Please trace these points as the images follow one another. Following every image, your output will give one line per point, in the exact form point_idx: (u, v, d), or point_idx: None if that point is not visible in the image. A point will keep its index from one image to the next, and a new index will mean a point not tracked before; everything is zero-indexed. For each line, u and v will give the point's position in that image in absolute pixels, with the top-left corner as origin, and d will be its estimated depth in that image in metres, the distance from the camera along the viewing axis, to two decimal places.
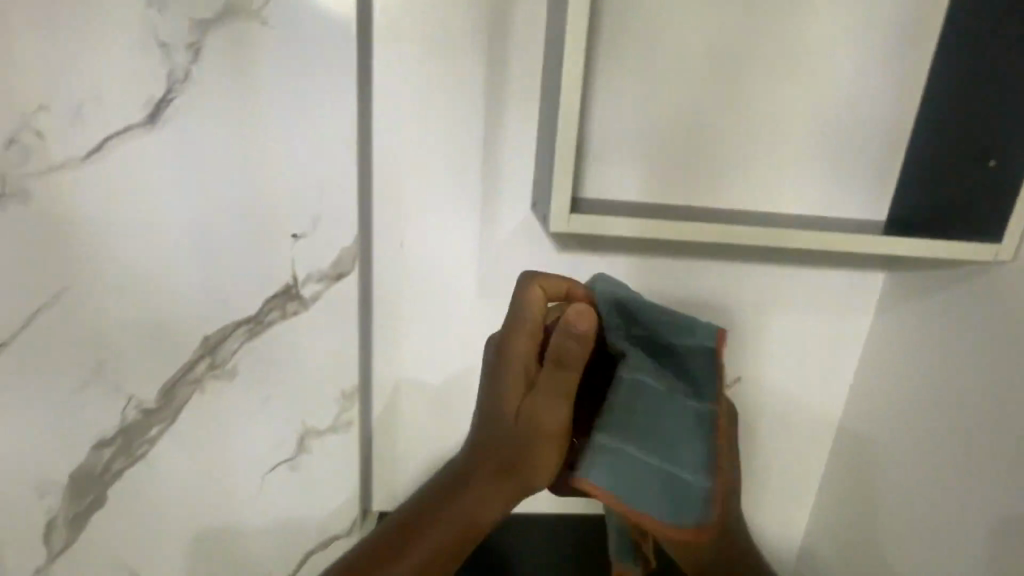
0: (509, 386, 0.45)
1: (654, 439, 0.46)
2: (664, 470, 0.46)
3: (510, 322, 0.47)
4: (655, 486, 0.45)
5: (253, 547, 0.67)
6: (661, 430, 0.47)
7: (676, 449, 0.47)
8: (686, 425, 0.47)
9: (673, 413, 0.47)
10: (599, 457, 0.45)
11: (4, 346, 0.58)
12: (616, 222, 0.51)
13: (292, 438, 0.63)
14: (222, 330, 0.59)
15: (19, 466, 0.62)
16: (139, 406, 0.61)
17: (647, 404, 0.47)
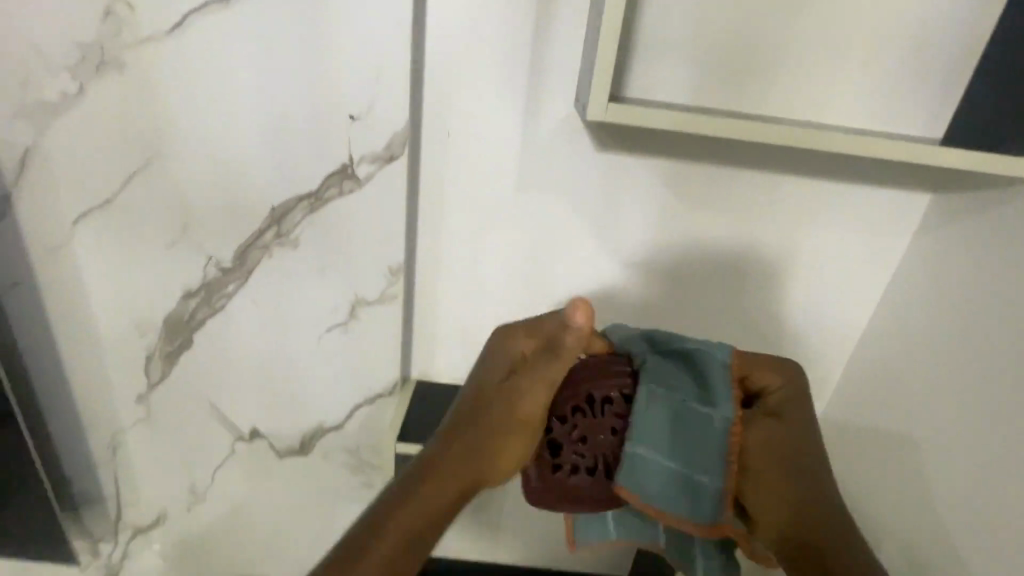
0: (495, 374, 0.54)
1: (684, 444, 0.52)
2: (697, 476, 0.52)
3: (508, 327, 0.56)
4: (683, 491, 0.52)
5: (308, 397, 0.79)
6: (690, 437, 0.52)
7: (704, 459, 0.52)
8: (710, 437, 0.52)
9: (700, 425, 0.52)
10: (634, 465, 0.51)
11: (109, 202, 0.67)
12: (655, 115, 0.53)
13: (345, 305, 0.72)
14: (287, 203, 0.66)
15: (124, 308, 0.74)
16: (217, 265, 0.70)
17: (674, 414, 0.52)
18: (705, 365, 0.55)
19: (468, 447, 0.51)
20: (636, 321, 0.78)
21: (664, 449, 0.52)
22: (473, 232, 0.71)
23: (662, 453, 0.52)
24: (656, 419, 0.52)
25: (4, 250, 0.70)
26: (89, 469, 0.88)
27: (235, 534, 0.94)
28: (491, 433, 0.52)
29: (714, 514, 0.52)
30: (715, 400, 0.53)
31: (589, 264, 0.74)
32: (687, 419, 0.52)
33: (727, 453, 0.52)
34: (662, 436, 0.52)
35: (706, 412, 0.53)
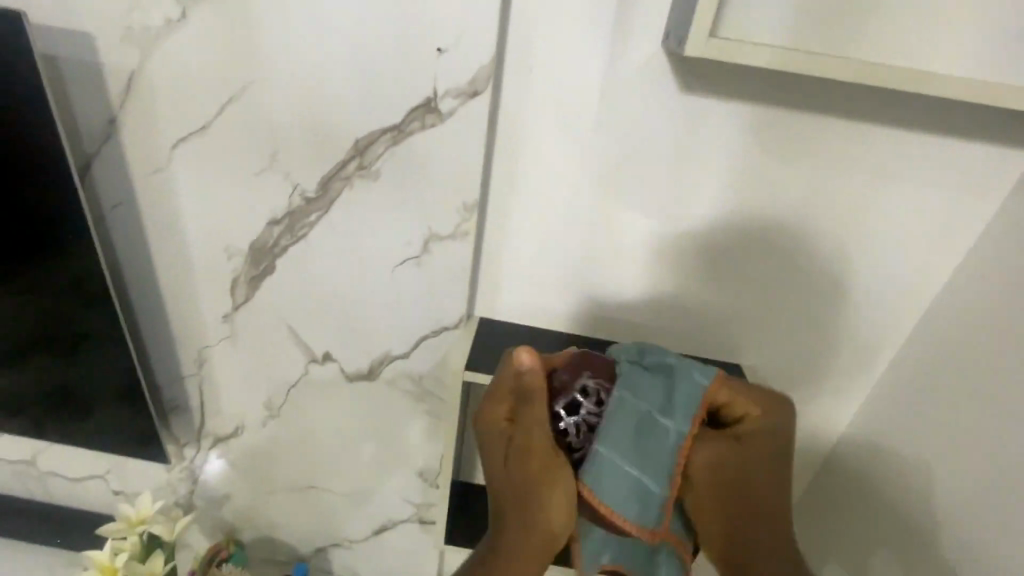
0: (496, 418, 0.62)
1: (644, 453, 0.59)
2: (643, 480, 0.59)
3: (483, 414, 0.63)
4: (635, 494, 0.59)
5: (378, 325, 0.84)
6: (648, 445, 0.60)
7: (654, 465, 0.60)
8: (666, 442, 0.60)
9: (657, 432, 0.60)
10: (595, 475, 0.59)
11: (205, 129, 0.71)
12: (757, 49, 0.51)
13: (419, 240, 0.75)
14: (371, 135, 0.68)
15: (215, 232, 0.79)
16: (302, 195, 0.74)
17: (637, 421, 0.59)
18: (677, 380, 0.62)
19: (513, 522, 0.60)
20: (699, 270, 0.78)
21: (627, 453, 0.59)
22: (545, 174, 0.72)
23: (623, 459, 0.59)
24: (621, 428, 0.59)
25: (111, 170, 0.75)
26: (177, 381, 0.96)
27: (304, 448, 1.02)
28: (526, 495, 0.59)
29: (655, 518, 0.60)
30: (675, 413, 0.60)
31: (658, 210, 0.74)
32: (653, 428, 0.60)
33: (671, 459, 0.60)
34: (632, 441, 0.59)
35: (667, 423, 0.60)
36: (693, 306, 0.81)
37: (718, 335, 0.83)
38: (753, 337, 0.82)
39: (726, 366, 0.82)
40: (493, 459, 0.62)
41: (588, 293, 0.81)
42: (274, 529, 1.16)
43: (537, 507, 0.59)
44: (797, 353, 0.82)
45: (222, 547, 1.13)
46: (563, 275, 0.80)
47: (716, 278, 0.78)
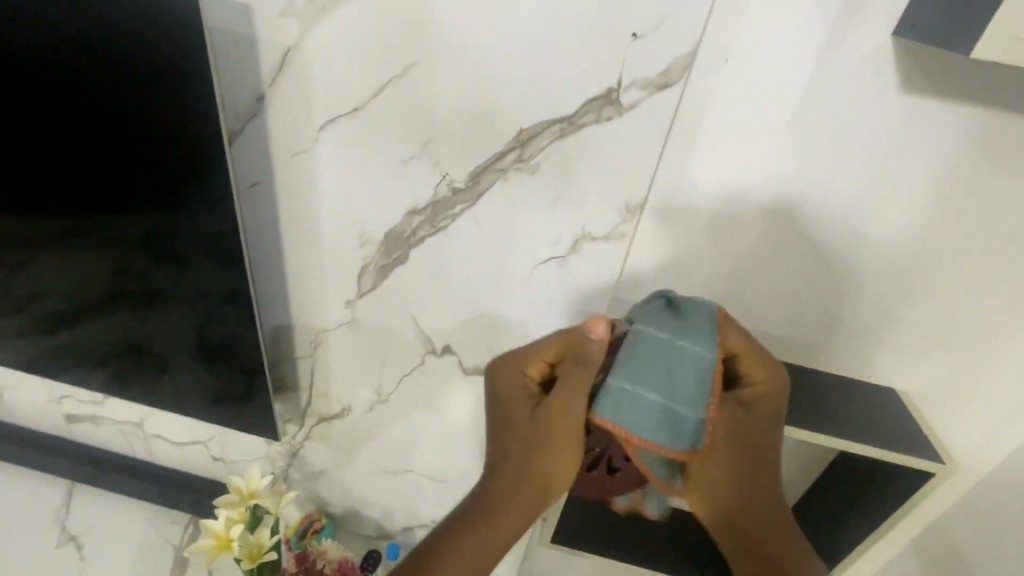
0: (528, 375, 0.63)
1: (667, 382, 0.56)
2: (667, 405, 0.56)
3: (513, 356, 0.64)
4: (662, 420, 0.56)
5: (507, 323, 0.81)
6: (669, 369, 0.56)
7: (684, 390, 0.56)
8: (689, 372, 0.56)
9: (678, 362, 0.56)
10: (625, 404, 0.56)
11: (357, 112, 0.67)
12: None
13: (569, 238, 0.71)
14: (536, 127, 0.64)
15: (350, 219, 0.76)
16: (450, 185, 0.70)
17: (660, 349, 0.57)
18: (690, 316, 0.59)
19: (512, 481, 0.60)
20: (872, 289, 0.71)
21: (651, 383, 0.56)
22: (717, 175, 0.66)
23: (644, 383, 0.56)
24: (648, 354, 0.57)
25: (253, 150, 0.72)
26: (289, 362, 0.96)
27: (408, 433, 1.01)
28: (538, 439, 0.60)
29: (690, 441, 0.57)
30: (699, 342, 0.57)
31: (837, 220, 0.67)
32: (675, 355, 0.57)
33: (698, 386, 0.56)
34: (653, 369, 0.56)
35: (691, 349, 0.57)
36: (855, 326, 0.74)
37: (876, 358, 0.76)
38: (918, 362, 0.75)
39: (874, 389, 0.77)
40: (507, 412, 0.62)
41: (738, 303, 0.75)
42: (365, 506, 1.18)
43: (541, 458, 0.60)
44: (968, 385, 0.75)
45: (313, 520, 1.15)
46: (714, 283, 0.74)
47: (890, 299, 0.71)
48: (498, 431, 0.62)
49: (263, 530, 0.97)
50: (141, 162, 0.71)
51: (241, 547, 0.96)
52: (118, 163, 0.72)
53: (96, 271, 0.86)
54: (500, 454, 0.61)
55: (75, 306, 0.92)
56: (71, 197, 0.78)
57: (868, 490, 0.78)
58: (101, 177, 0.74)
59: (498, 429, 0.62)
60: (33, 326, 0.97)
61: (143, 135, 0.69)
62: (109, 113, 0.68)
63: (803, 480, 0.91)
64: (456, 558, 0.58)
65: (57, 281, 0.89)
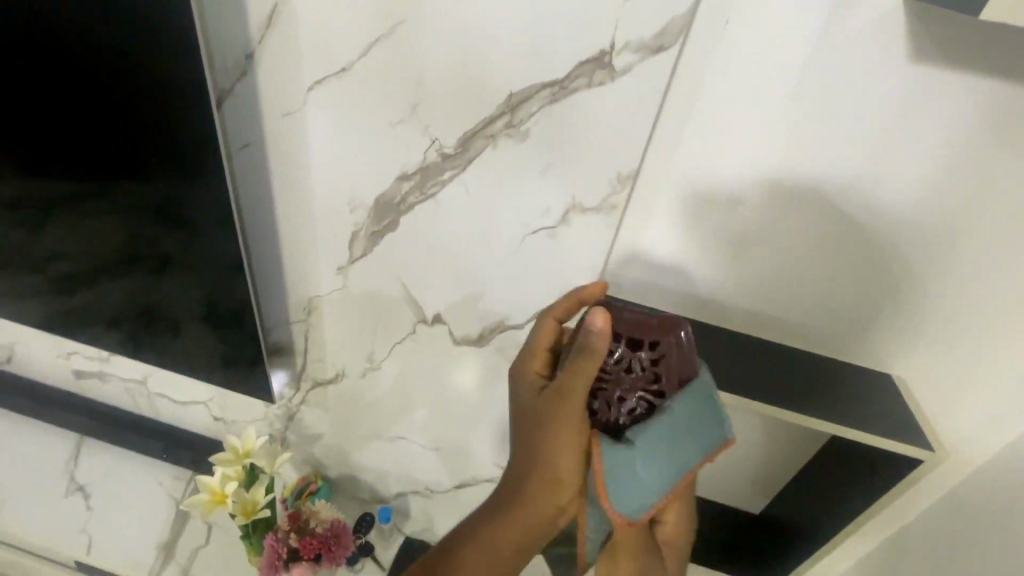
0: (541, 356, 0.62)
1: (652, 472, 0.54)
2: (643, 482, 0.54)
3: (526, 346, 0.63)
4: (633, 482, 0.54)
5: (496, 292, 0.80)
6: (662, 466, 0.54)
7: (656, 485, 0.55)
8: (682, 459, 0.55)
9: (680, 463, 0.55)
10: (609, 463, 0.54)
11: (345, 72, 0.66)
12: None
13: (560, 209, 0.70)
14: (527, 91, 0.62)
15: (340, 182, 0.75)
16: (439, 150, 0.68)
17: (667, 444, 0.54)
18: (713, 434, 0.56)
19: (531, 469, 0.58)
20: (871, 270, 0.69)
21: (642, 462, 0.54)
22: (712, 145, 0.64)
23: (638, 460, 0.54)
24: (655, 442, 0.54)
25: (243, 109, 0.71)
26: (284, 327, 0.96)
27: (400, 401, 1.02)
28: (544, 429, 0.56)
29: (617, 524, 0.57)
30: (694, 456, 0.56)
31: (839, 198, 0.65)
32: (676, 459, 0.55)
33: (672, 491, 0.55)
34: (653, 457, 0.54)
35: (690, 463, 0.56)
36: (852, 308, 0.72)
37: (871, 342, 0.74)
38: (915, 347, 0.73)
39: (870, 374, 0.76)
40: (518, 401, 0.61)
41: (732, 280, 0.74)
42: (360, 471, 1.20)
43: (548, 449, 0.56)
44: (969, 372, 0.72)
45: (310, 482, 1.16)
46: (708, 258, 0.72)
47: (890, 281, 0.69)
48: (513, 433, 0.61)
49: (257, 488, 1.00)
50: (132, 118, 0.71)
51: (236, 503, 0.99)
52: (112, 119, 0.72)
53: (96, 228, 0.87)
54: (518, 445, 0.60)
55: (77, 262, 0.93)
56: (70, 151, 0.78)
57: (856, 476, 0.77)
58: (95, 134, 0.75)
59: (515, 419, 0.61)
60: (39, 282, 0.99)
61: (134, 91, 0.68)
62: (102, 67, 0.68)
63: (803, 452, 0.89)
64: (491, 529, 0.59)
65: (60, 237, 0.90)
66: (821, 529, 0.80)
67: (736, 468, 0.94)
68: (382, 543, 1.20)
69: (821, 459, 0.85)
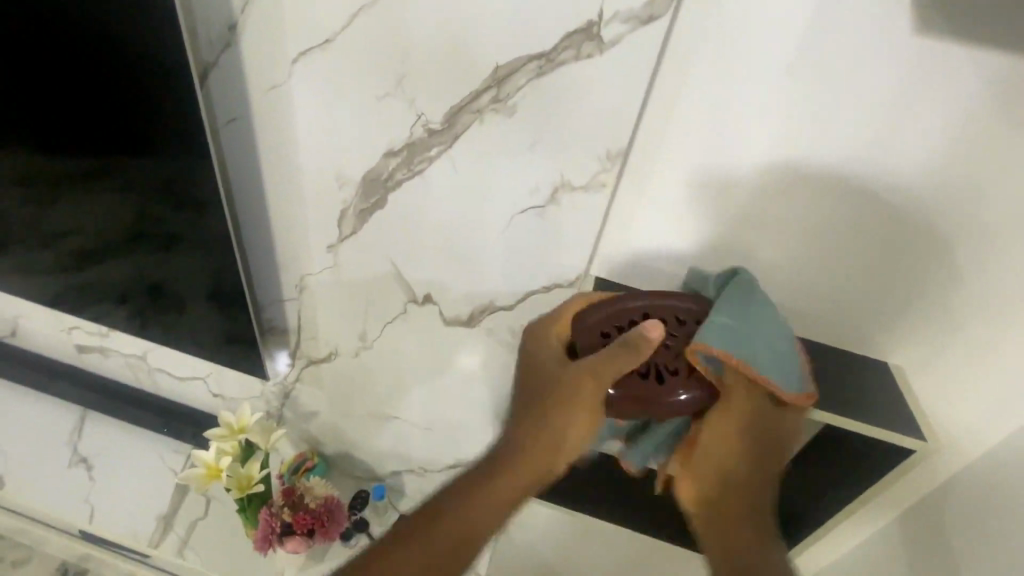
0: (560, 330, 0.62)
1: (751, 338, 0.58)
2: (746, 343, 0.57)
3: (554, 313, 0.63)
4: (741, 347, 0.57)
5: (486, 272, 0.79)
6: (759, 333, 0.59)
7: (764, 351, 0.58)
8: (773, 335, 0.59)
9: (773, 332, 0.60)
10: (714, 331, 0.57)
11: (328, 44, 0.64)
12: None
13: (549, 187, 0.68)
14: (515, 63, 0.60)
15: (327, 157, 0.74)
16: (425, 125, 0.67)
17: (756, 315, 0.60)
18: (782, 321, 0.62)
19: (531, 442, 0.58)
20: (868, 254, 0.67)
21: (742, 327, 0.58)
22: (705, 122, 0.62)
23: (732, 323, 0.58)
24: (749, 311, 0.60)
25: (228, 81, 0.70)
26: (277, 304, 0.96)
27: (392, 380, 1.02)
28: (554, 404, 0.58)
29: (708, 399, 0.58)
30: (781, 334, 0.60)
31: (837, 178, 0.62)
32: (769, 329, 0.59)
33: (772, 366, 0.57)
34: (750, 325, 0.59)
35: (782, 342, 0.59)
36: (848, 293, 0.70)
37: (869, 329, 0.72)
38: (915, 334, 0.71)
39: (867, 361, 0.74)
40: (534, 367, 0.61)
41: (727, 263, 0.72)
42: (355, 449, 1.21)
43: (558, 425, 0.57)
44: (968, 362, 0.70)
45: (306, 458, 1.18)
46: (702, 241, 0.70)
47: (888, 266, 0.67)
48: (517, 400, 0.60)
49: (252, 464, 1.02)
50: (120, 91, 0.71)
51: (231, 478, 1.02)
52: (101, 91, 0.72)
53: (91, 202, 0.87)
54: (529, 417, 0.58)
55: (75, 236, 0.94)
56: (63, 124, 0.78)
57: (848, 464, 0.75)
58: (85, 105, 0.74)
59: (524, 386, 0.60)
60: (38, 256, 1.00)
61: (121, 61, 0.68)
62: (90, 37, 0.68)
63: None
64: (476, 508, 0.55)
65: (57, 211, 0.91)
66: (810, 515, 0.79)
67: None
68: (377, 519, 1.21)
69: None
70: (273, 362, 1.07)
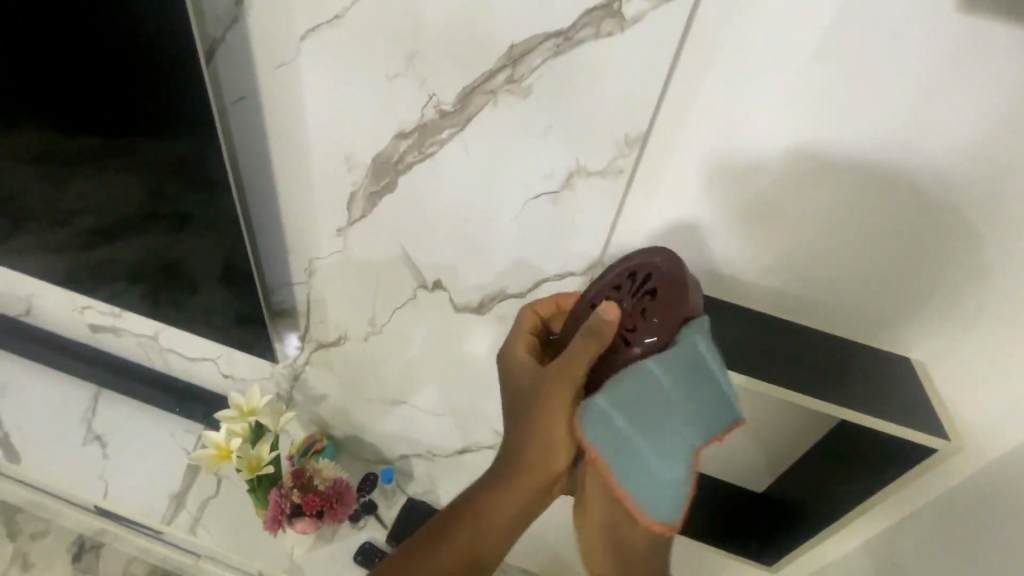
0: (524, 339, 0.63)
1: (624, 442, 0.52)
2: (621, 441, 0.52)
3: (516, 325, 0.66)
4: (612, 443, 0.52)
5: (498, 260, 0.77)
6: (645, 431, 0.52)
7: (637, 452, 0.52)
8: (660, 441, 0.52)
9: (656, 440, 0.52)
10: (593, 417, 0.52)
11: (338, 20, 0.62)
12: None
13: (564, 172, 0.66)
14: (530, 42, 0.58)
15: (336, 139, 0.72)
16: (437, 106, 0.65)
17: (647, 413, 0.52)
18: (692, 425, 0.53)
19: (522, 453, 0.58)
20: (894, 246, 0.64)
21: (628, 421, 0.52)
22: (729, 106, 0.59)
23: (618, 416, 0.52)
24: (641, 408, 0.52)
25: (235, 59, 0.68)
26: (286, 287, 0.96)
27: (402, 366, 1.02)
28: (534, 408, 0.57)
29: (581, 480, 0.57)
30: (674, 439, 0.52)
31: (865, 165, 0.60)
32: (660, 431, 0.52)
33: (636, 478, 0.51)
34: (641, 420, 0.52)
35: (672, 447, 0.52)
36: (872, 286, 0.68)
37: (893, 323, 0.70)
38: (940, 330, 0.68)
39: (889, 356, 0.72)
40: (512, 376, 0.61)
41: (746, 254, 0.69)
42: (364, 433, 1.21)
43: (539, 432, 0.57)
44: (995, 359, 0.68)
45: (316, 440, 1.19)
46: (720, 230, 0.68)
47: (916, 258, 0.64)
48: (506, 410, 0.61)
49: (263, 445, 1.03)
50: (128, 68, 0.69)
51: (241, 458, 1.02)
52: (109, 68, 0.71)
53: (101, 182, 0.86)
54: (517, 434, 0.58)
55: (86, 216, 0.94)
56: (71, 103, 0.77)
57: (865, 460, 0.74)
58: (92, 83, 0.73)
59: (509, 399, 0.60)
60: (49, 236, 1.00)
61: (128, 38, 0.67)
62: (96, 13, 0.66)
63: (804, 438, 0.87)
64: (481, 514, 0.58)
65: (67, 191, 0.90)
66: (824, 511, 0.78)
67: (745, 445, 0.91)
68: (385, 501, 1.22)
69: (830, 442, 0.82)
70: (283, 345, 1.07)
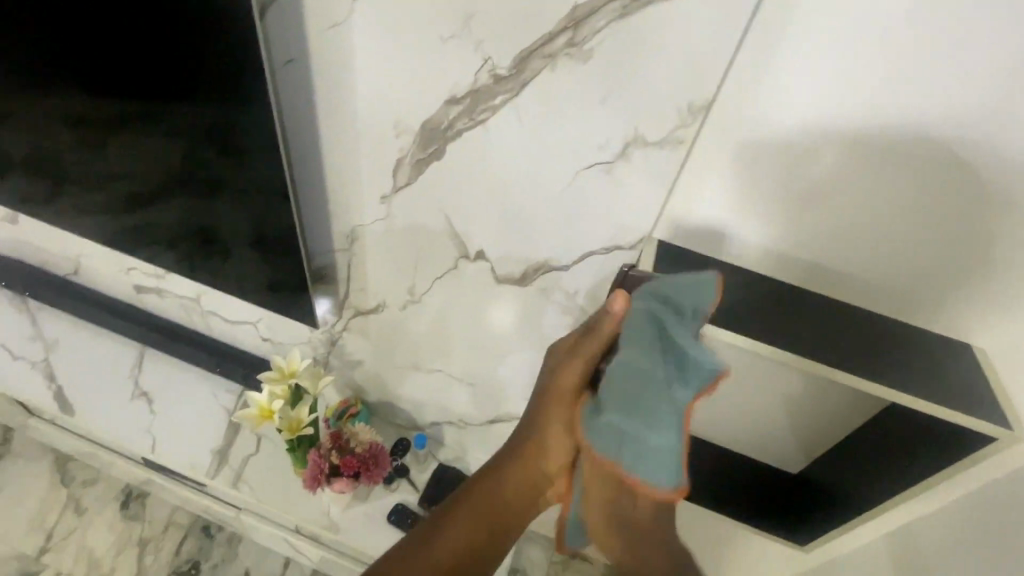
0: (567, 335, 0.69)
1: (628, 435, 0.54)
2: (629, 437, 0.54)
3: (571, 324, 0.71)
4: (622, 439, 0.54)
5: (544, 231, 0.76)
6: (642, 414, 0.53)
7: (643, 438, 0.53)
8: (657, 413, 0.53)
9: (652, 417, 0.53)
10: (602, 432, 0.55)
11: None
12: None
13: (620, 141, 0.64)
14: (595, 3, 0.56)
15: (385, 104, 0.71)
16: (492, 71, 0.63)
17: (636, 395, 0.54)
18: (680, 376, 0.54)
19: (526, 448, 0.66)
20: (972, 231, 0.60)
21: (624, 414, 0.54)
22: (802, 75, 0.56)
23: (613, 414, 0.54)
24: (627, 391, 0.54)
25: (287, 20, 0.67)
26: (328, 254, 0.97)
27: (438, 335, 1.03)
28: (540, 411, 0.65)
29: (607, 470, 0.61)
30: (669, 403, 0.53)
31: (952, 144, 0.55)
32: (653, 400, 0.53)
33: (653, 455, 0.53)
34: (632, 406, 0.54)
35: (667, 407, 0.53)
36: (940, 272, 0.64)
37: (958, 312, 0.66)
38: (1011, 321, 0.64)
39: (950, 344, 0.69)
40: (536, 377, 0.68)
41: (803, 232, 0.67)
42: (397, 399, 1.24)
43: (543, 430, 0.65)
44: None
45: (351, 405, 1.21)
46: (778, 207, 0.66)
47: (993, 246, 0.60)
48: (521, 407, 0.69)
49: (302, 407, 1.06)
50: (176, 29, 0.68)
51: (283, 419, 1.06)
52: (156, 29, 0.70)
53: (147, 145, 0.87)
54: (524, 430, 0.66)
55: (133, 179, 0.95)
56: (118, 63, 0.77)
57: (911, 446, 0.73)
58: (139, 44, 0.73)
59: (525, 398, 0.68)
60: (96, 197, 1.01)
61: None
62: None
63: (847, 424, 0.85)
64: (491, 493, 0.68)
65: (114, 153, 0.91)
66: (865, 496, 0.77)
67: (784, 427, 0.90)
68: (417, 466, 1.25)
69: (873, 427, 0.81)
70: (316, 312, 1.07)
